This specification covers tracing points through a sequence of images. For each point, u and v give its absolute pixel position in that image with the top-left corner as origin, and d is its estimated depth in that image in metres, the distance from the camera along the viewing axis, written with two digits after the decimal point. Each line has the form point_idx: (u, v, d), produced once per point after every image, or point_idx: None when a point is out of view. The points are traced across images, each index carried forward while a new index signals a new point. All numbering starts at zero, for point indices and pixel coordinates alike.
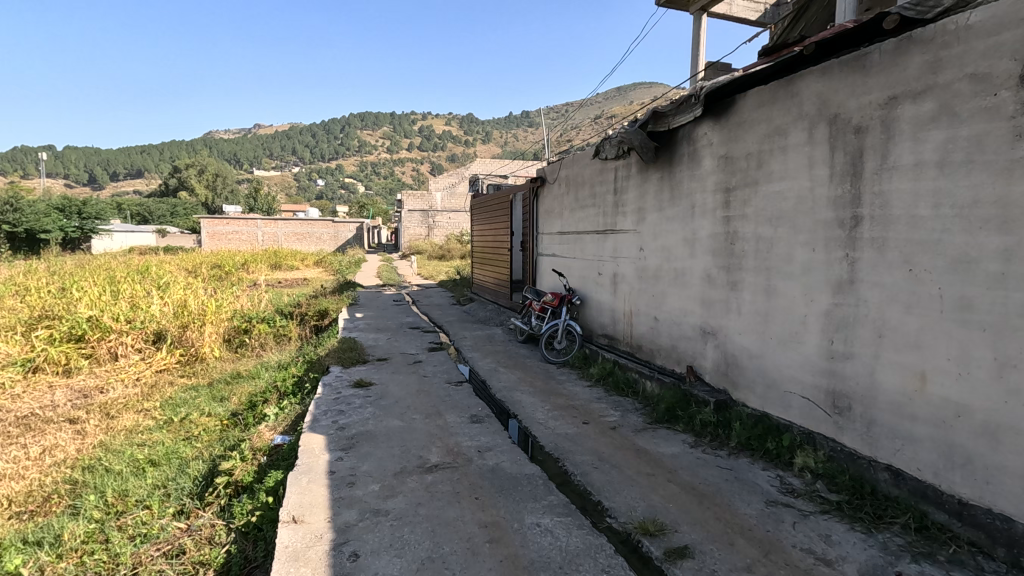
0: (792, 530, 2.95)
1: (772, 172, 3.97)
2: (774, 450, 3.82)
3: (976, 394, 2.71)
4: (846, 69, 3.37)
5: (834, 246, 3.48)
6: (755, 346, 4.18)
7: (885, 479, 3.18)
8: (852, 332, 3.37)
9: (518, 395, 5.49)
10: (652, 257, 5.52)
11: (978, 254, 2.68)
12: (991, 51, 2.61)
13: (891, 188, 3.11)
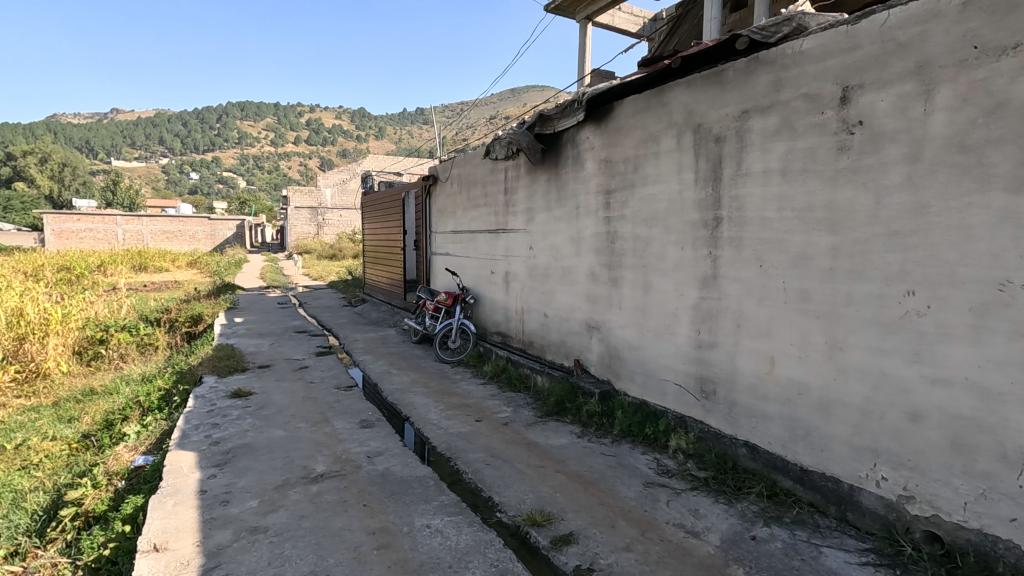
0: (667, 508, 3.20)
1: (646, 175, 4.26)
2: (651, 435, 4.11)
3: (813, 374, 3.10)
4: (707, 83, 3.70)
5: (699, 245, 3.81)
6: (634, 339, 4.46)
7: (743, 453, 3.55)
8: (715, 323, 3.71)
9: (410, 396, 5.40)
10: (541, 256, 5.69)
11: (812, 251, 3.07)
12: (820, 75, 3.00)
13: (745, 192, 3.47)
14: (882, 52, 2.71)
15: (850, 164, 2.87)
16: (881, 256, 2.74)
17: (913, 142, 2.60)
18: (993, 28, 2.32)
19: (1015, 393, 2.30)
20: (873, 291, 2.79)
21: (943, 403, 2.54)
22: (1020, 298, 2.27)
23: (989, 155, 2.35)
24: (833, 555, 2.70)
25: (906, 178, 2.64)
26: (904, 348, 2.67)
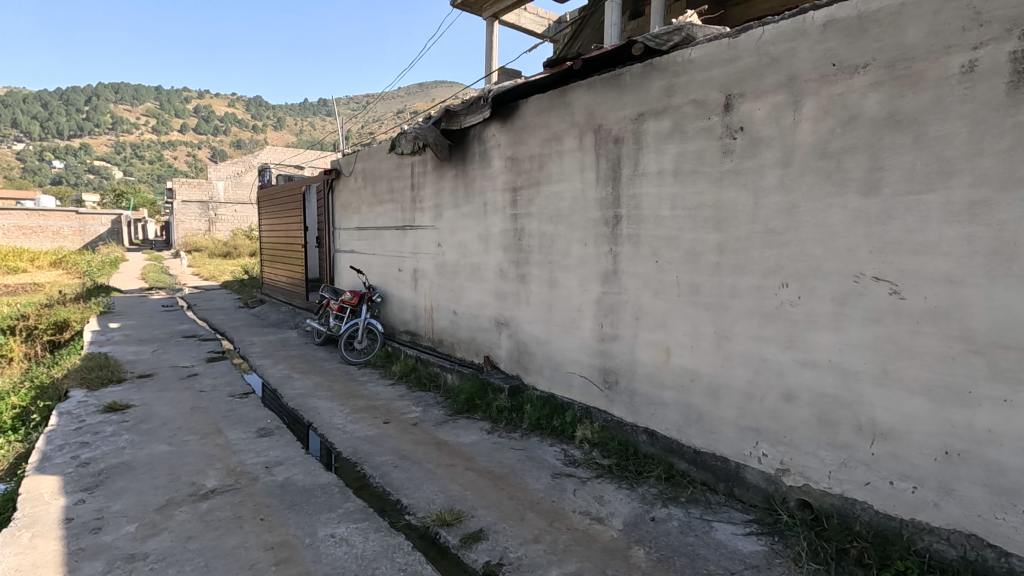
0: (573, 496, 3.30)
1: (551, 174, 4.35)
2: (559, 427, 4.22)
3: (704, 362, 3.33)
4: (606, 86, 3.85)
5: (601, 242, 3.96)
6: (541, 333, 4.55)
7: (643, 439, 3.73)
8: (617, 316, 3.87)
9: (314, 401, 5.15)
10: (450, 253, 5.64)
11: (702, 247, 3.29)
12: (706, 82, 3.22)
13: (641, 191, 3.65)
14: (759, 64, 2.96)
15: (733, 166, 3.10)
16: (760, 251, 3.00)
17: (785, 147, 2.87)
18: (848, 49, 2.61)
19: (868, 371, 2.62)
20: (754, 283, 3.04)
21: (812, 384, 2.83)
22: (871, 288, 2.58)
23: (845, 161, 2.64)
24: (722, 528, 2.92)
25: (779, 181, 2.90)
26: (780, 335, 2.94)
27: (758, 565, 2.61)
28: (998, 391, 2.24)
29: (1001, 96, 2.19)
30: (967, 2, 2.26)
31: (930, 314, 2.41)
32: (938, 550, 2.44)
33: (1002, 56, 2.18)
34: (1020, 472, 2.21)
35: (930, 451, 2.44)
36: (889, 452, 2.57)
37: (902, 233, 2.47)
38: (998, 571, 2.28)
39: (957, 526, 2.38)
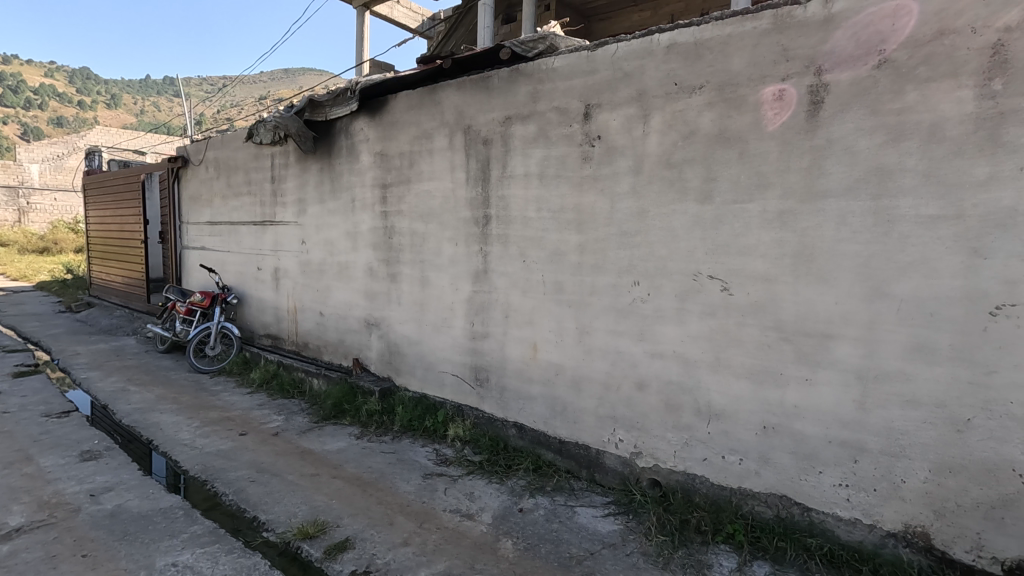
0: (444, 496, 3.31)
1: (421, 172, 4.31)
2: (431, 427, 4.20)
3: (567, 356, 3.52)
4: (475, 87, 3.90)
5: (472, 241, 4.00)
6: (412, 333, 4.49)
7: (512, 433, 3.85)
8: (487, 315, 3.94)
9: (154, 416, 4.59)
10: (315, 251, 5.35)
11: (564, 248, 3.47)
12: (568, 91, 3.40)
13: (509, 193, 3.75)
14: (613, 78, 3.19)
15: (592, 172, 3.32)
16: (615, 252, 3.24)
17: (636, 156, 3.12)
18: (687, 70, 2.92)
19: (704, 360, 2.94)
20: (610, 282, 3.28)
21: (659, 372, 3.11)
22: (707, 285, 2.91)
23: (685, 172, 2.94)
24: (584, 512, 3.11)
25: (631, 187, 3.15)
26: (633, 329, 3.20)
27: (614, 544, 2.83)
28: (801, 372, 2.64)
29: (802, 122, 2.58)
30: (777, 39, 2.63)
31: (752, 307, 2.77)
32: (759, 512, 2.82)
33: (803, 88, 2.57)
34: (817, 439, 2.62)
35: (752, 426, 2.81)
36: (721, 430, 2.91)
37: (729, 237, 2.82)
38: (802, 524, 2.69)
39: (773, 490, 2.77)
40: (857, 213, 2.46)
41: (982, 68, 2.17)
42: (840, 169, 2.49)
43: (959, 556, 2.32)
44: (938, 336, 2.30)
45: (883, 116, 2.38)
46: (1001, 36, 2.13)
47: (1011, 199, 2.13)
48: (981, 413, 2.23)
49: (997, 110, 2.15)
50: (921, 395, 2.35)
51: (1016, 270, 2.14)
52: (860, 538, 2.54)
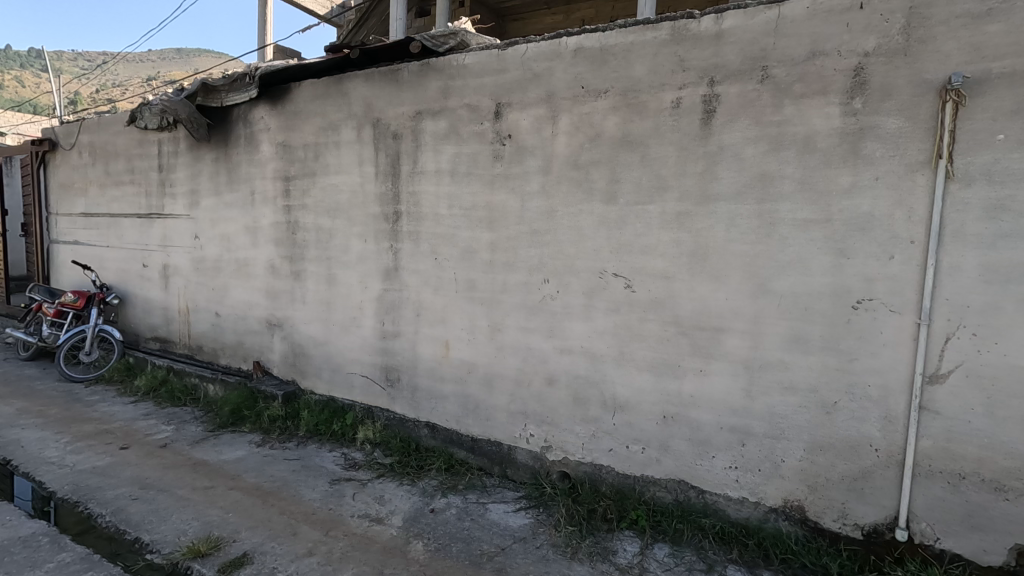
0: (352, 501, 3.21)
1: (327, 165, 4.13)
2: (339, 431, 4.05)
3: (478, 354, 3.52)
4: (384, 80, 3.79)
5: (381, 238, 3.90)
6: (319, 334, 4.29)
7: (424, 433, 3.80)
8: (397, 314, 3.86)
9: (14, 433, 4.05)
10: (210, 247, 4.96)
11: (476, 245, 3.48)
12: (479, 89, 3.40)
13: (420, 189, 3.69)
14: (523, 78, 3.23)
15: (503, 170, 3.35)
16: (526, 250, 3.29)
17: (545, 156, 3.19)
18: (593, 75, 3.01)
19: (609, 354, 3.06)
20: (521, 279, 3.32)
21: (568, 368, 3.20)
22: (612, 283, 3.02)
23: (592, 172, 3.05)
24: (495, 509, 3.14)
25: (541, 186, 3.22)
26: (543, 326, 3.26)
27: (524, 537, 2.87)
28: (696, 363, 2.82)
29: (697, 129, 2.75)
30: (674, 50, 2.79)
31: (652, 304, 2.92)
32: (659, 497, 2.98)
33: (698, 97, 2.74)
34: (711, 426, 2.81)
35: (653, 417, 2.96)
36: (625, 421, 3.05)
37: (632, 237, 2.95)
38: (697, 505, 2.88)
39: (672, 475, 2.94)
40: (744, 216, 2.66)
41: (846, 87, 2.42)
42: (730, 174, 2.68)
43: (828, 525, 2.58)
44: (811, 328, 2.54)
45: (766, 127, 2.59)
46: (861, 60, 2.39)
47: (868, 205, 2.40)
48: (845, 396, 2.49)
49: (858, 125, 2.41)
50: (797, 382, 2.59)
51: (872, 268, 2.41)
52: (747, 515, 2.76)
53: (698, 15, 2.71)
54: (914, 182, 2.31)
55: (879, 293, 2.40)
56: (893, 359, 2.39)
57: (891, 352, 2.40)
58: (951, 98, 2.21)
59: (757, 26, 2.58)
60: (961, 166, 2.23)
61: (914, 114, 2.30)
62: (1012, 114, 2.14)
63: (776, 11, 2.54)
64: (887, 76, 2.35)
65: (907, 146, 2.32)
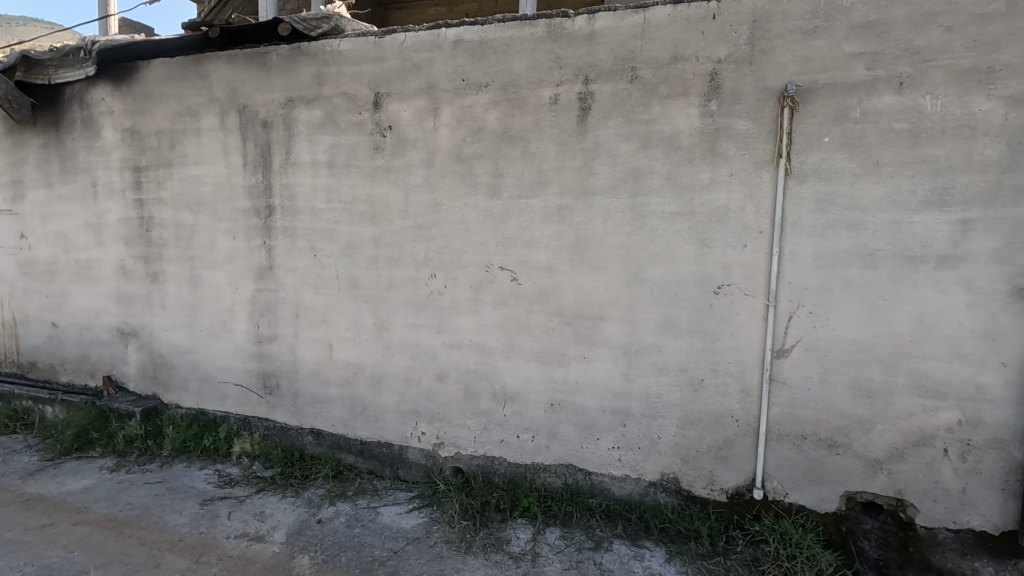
0: (227, 521, 2.96)
1: (186, 154, 3.73)
2: (210, 446, 3.70)
3: (365, 354, 3.39)
4: (250, 63, 3.49)
5: (252, 234, 3.60)
6: (183, 341, 3.88)
7: (309, 440, 3.59)
8: (274, 315, 3.59)
9: None
10: (40, 248, 4.28)
11: (358, 241, 3.34)
12: (355, 77, 3.25)
13: (295, 181, 3.46)
14: (402, 68, 3.15)
15: (384, 163, 3.24)
16: (411, 245, 3.22)
17: (427, 149, 3.15)
18: (473, 68, 3.01)
19: (498, 347, 3.09)
20: (407, 275, 3.24)
21: (458, 362, 3.19)
22: (498, 276, 3.05)
23: (475, 167, 3.05)
24: (387, 512, 3.06)
25: (424, 180, 3.17)
26: (431, 321, 3.22)
27: (418, 538, 2.83)
28: (580, 351, 2.94)
29: (574, 125, 2.85)
30: (551, 47, 2.86)
31: (537, 295, 2.99)
32: (550, 482, 3.07)
33: (574, 95, 2.84)
34: (594, 410, 2.95)
35: (541, 405, 3.04)
36: (515, 412, 3.10)
37: (517, 230, 3.00)
38: (585, 487, 3.01)
39: (561, 460, 3.04)
40: (619, 209, 2.81)
41: (703, 90, 2.63)
42: (605, 169, 2.81)
43: (699, 492, 2.81)
44: (680, 313, 2.75)
45: (637, 125, 2.75)
46: (715, 66, 2.61)
47: (724, 199, 2.64)
48: (710, 373, 2.73)
49: (714, 126, 2.63)
50: (669, 363, 2.79)
51: (729, 256, 2.66)
52: (629, 490, 2.93)
53: (572, 15, 2.79)
54: (761, 178, 2.58)
55: (735, 279, 2.66)
56: (747, 337, 2.66)
57: (745, 331, 2.66)
58: (788, 104, 2.49)
59: (625, 29, 2.73)
60: (798, 165, 2.52)
61: (760, 117, 2.57)
62: (835, 119, 2.46)
63: (642, 16, 2.69)
64: (737, 82, 2.59)
65: (754, 146, 2.58)
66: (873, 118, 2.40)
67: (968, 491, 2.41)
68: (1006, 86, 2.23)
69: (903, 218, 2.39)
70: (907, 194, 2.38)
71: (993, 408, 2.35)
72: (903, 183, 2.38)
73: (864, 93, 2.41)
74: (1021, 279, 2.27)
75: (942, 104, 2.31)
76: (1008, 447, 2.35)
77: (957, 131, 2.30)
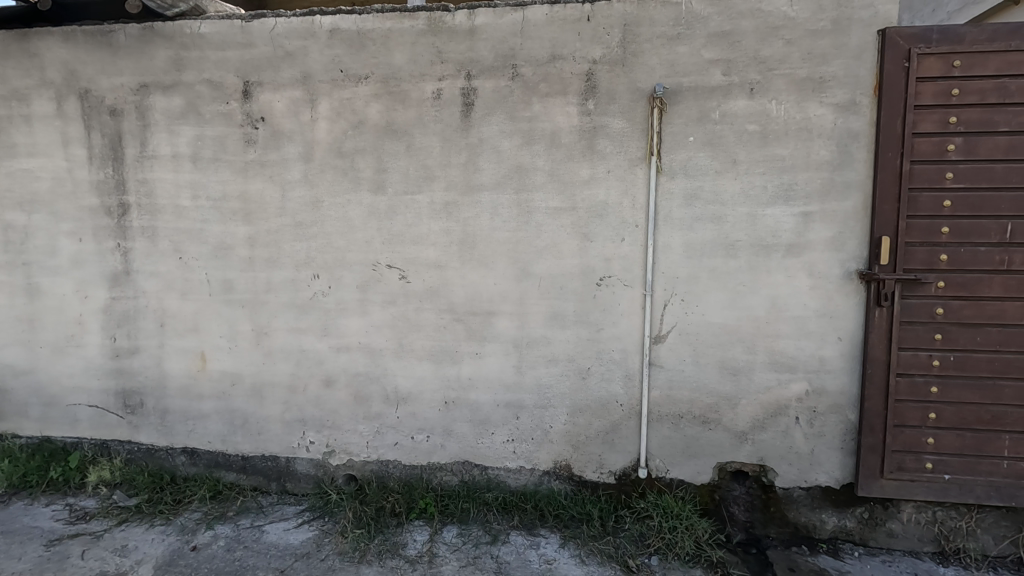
0: (81, 562, 2.63)
1: (14, 144, 3.22)
2: (59, 478, 3.24)
3: (243, 363, 3.15)
4: (92, 42, 3.08)
5: (103, 236, 3.20)
6: (20, 360, 3.36)
7: (182, 461, 3.27)
8: (134, 326, 3.23)
9: None
10: None
11: (230, 241, 3.08)
12: (220, 63, 2.99)
13: (153, 176, 3.11)
14: (273, 56, 2.94)
15: (256, 157, 3.02)
16: (290, 244, 3.04)
17: (305, 143, 2.98)
18: (351, 58, 2.88)
19: (388, 348, 3.01)
20: (287, 277, 3.05)
21: (346, 366, 3.06)
22: (385, 275, 2.97)
23: (357, 162, 2.94)
24: (273, 529, 2.87)
25: (302, 175, 2.99)
26: (316, 325, 3.06)
27: (307, 553, 2.69)
28: (472, 347, 2.94)
29: (458, 121, 2.83)
30: (432, 40, 2.81)
31: (427, 293, 2.94)
32: (447, 481, 3.05)
33: (457, 90, 2.82)
34: (488, 405, 2.96)
35: (435, 404, 3.01)
36: (409, 413, 3.04)
37: (403, 227, 2.93)
38: (481, 482, 3.02)
39: (457, 458, 3.03)
40: (505, 205, 2.83)
41: (581, 90, 2.73)
42: (490, 166, 2.83)
43: (590, 477, 2.93)
44: (566, 305, 2.84)
45: (519, 123, 2.79)
46: (591, 66, 2.71)
47: (603, 195, 2.76)
48: (596, 361, 2.85)
49: (592, 124, 2.74)
50: (558, 354, 2.87)
51: (609, 249, 2.78)
52: (524, 481, 2.99)
53: (452, 9, 2.77)
54: (635, 175, 2.72)
55: (616, 271, 2.79)
56: (629, 326, 2.81)
57: (627, 320, 2.80)
58: (657, 105, 2.65)
59: (505, 26, 2.75)
60: (667, 163, 2.69)
61: (632, 116, 2.70)
62: (697, 121, 2.65)
63: (521, 14, 2.73)
64: (611, 83, 2.71)
65: (628, 144, 2.72)
66: (730, 120, 2.63)
67: (816, 452, 2.73)
68: (834, 95, 2.54)
69: (757, 211, 2.64)
70: (760, 189, 2.63)
71: (832, 377, 2.68)
72: (756, 179, 2.63)
73: (721, 96, 2.62)
74: (850, 263, 2.60)
75: (786, 108, 2.58)
76: (845, 410, 2.69)
77: (798, 133, 2.58)
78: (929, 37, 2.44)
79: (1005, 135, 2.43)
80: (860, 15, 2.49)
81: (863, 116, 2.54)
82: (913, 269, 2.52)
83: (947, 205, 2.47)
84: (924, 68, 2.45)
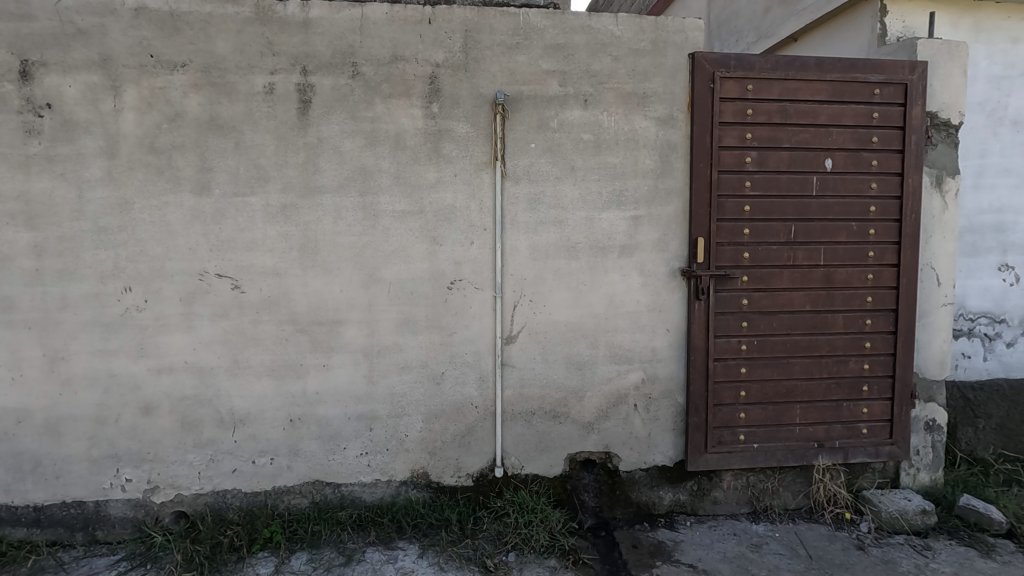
0: None
1: None
2: None
3: (32, 394, 2.64)
4: None
5: None
6: None
7: None
8: None
9: None
10: None
11: (9, 250, 2.57)
12: None
13: None
14: (61, 32, 2.51)
15: (42, 151, 2.55)
16: (92, 253, 2.61)
17: (107, 136, 2.58)
18: (163, 43, 2.56)
19: (221, 366, 2.72)
20: (88, 291, 2.62)
21: (170, 390, 2.70)
22: (215, 285, 2.68)
23: (175, 159, 2.61)
24: None
25: (104, 172, 2.59)
26: (128, 345, 2.66)
27: None
28: (318, 359, 2.76)
29: (294, 118, 2.65)
30: (261, 30, 2.60)
31: (265, 303, 2.71)
32: (295, 504, 2.83)
33: (291, 85, 2.63)
34: (338, 419, 2.81)
35: (278, 423, 2.78)
36: (248, 435, 2.77)
37: (234, 232, 2.67)
38: (334, 500, 2.85)
39: (306, 479, 2.83)
40: (349, 208, 2.71)
41: (424, 92, 2.70)
42: (331, 166, 2.68)
43: (448, 482, 2.91)
44: (417, 310, 2.79)
45: (361, 122, 2.68)
46: (434, 69, 2.69)
47: (451, 198, 2.76)
48: (449, 365, 2.84)
49: (437, 127, 2.72)
50: (411, 360, 2.81)
51: (458, 253, 2.79)
52: (380, 494, 2.88)
53: None
54: (481, 179, 2.76)
55: (466, 274, 2.80)
56: (480, 328, 2.83)
57: (477, 323, 2.83)
58: (499, 111, 2.71)
59: (342, 22, 2.63)
60: (511, 167, 2.77)
61: (476, 122, 2.74)
62: (538, 128, 2.76)
63: (359, 10, 2.63)
64: (454, 87, 2.71)
65: (473, 148, 2.75)
66: (567, 129, 2.77)
67: (652, 435, 2.98)
68: (655, 109, 2.80)
69: (594, 215, 2.82)
70: (596, 195, 2.81)
71: (663, 366, 2.94)
72: (592, 186, 2.81)
73: (559, 106, 2.76)
74: (673, 262, 2.88)
75: (615, 120, 2.79)
76: (674, 395, 2.97)
77: (626, 143, 2.80)
78: (728, 63, 2.79)
79: (787, 150, 2.86)
80: (674, 39, 2.77)
81: (679, 130, 2.83)
82: (724, 266, 2.86)
83: (747, 210, 2.85)
84: (725, 90, 2.80)
